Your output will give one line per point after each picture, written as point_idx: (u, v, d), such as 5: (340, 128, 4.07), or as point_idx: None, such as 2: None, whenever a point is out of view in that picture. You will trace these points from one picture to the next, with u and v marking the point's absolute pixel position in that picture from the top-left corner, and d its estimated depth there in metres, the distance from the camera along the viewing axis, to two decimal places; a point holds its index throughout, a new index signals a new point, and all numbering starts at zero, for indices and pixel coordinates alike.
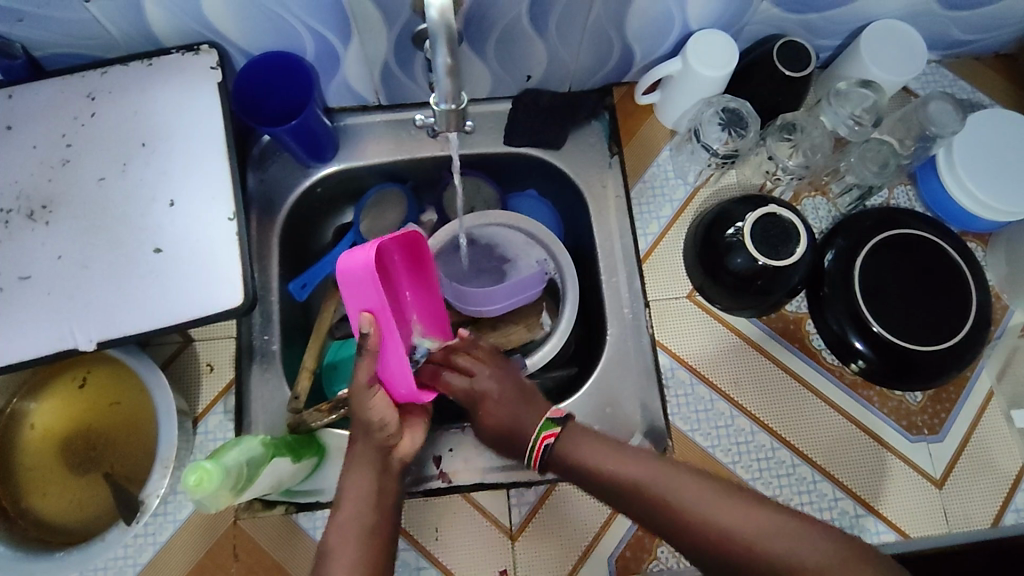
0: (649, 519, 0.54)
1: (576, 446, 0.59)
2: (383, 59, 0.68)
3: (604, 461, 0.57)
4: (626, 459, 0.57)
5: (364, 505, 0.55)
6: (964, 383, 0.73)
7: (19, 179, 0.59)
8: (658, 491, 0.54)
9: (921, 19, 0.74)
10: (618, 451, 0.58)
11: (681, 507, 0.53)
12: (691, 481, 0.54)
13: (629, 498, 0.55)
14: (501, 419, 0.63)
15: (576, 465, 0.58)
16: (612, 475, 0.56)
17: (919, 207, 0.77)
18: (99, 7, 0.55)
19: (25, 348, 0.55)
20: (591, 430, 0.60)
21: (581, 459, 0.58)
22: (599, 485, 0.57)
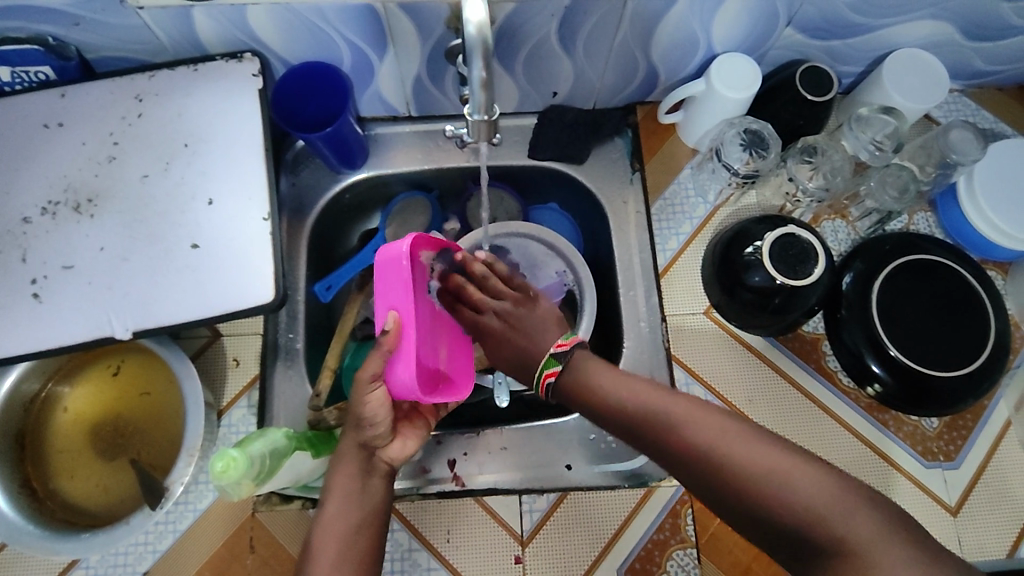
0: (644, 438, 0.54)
1: (591, 370, 0.58)
2: (416, 72, 0.71)
3: (620, 385, 0.56)
4: (637, 386, 0.56)
5: (345, 512, 0.57)
6: (981, 410, 0.73)
7: (67, 173, 0.62)
8: (661, 412, 0.53)
9: (944, 49, 0.75)
10: (619, 376, 0.57)
11: (681, 433, 0.52)
12: (695, 410, 0.53)
13: (639, 421, 0.54)
14: (519, 341, 0.62)
15: (582, 394, 0.57)
16: (616, 401, 0.55)
17: (940, 233, 0.78)
18: (151, 14, 0.58)
19: (65, 335, 0.57)
20: (602, 361, 0.59)
21: (593, 379, 0.57)
22: (610, 408, 0.56)
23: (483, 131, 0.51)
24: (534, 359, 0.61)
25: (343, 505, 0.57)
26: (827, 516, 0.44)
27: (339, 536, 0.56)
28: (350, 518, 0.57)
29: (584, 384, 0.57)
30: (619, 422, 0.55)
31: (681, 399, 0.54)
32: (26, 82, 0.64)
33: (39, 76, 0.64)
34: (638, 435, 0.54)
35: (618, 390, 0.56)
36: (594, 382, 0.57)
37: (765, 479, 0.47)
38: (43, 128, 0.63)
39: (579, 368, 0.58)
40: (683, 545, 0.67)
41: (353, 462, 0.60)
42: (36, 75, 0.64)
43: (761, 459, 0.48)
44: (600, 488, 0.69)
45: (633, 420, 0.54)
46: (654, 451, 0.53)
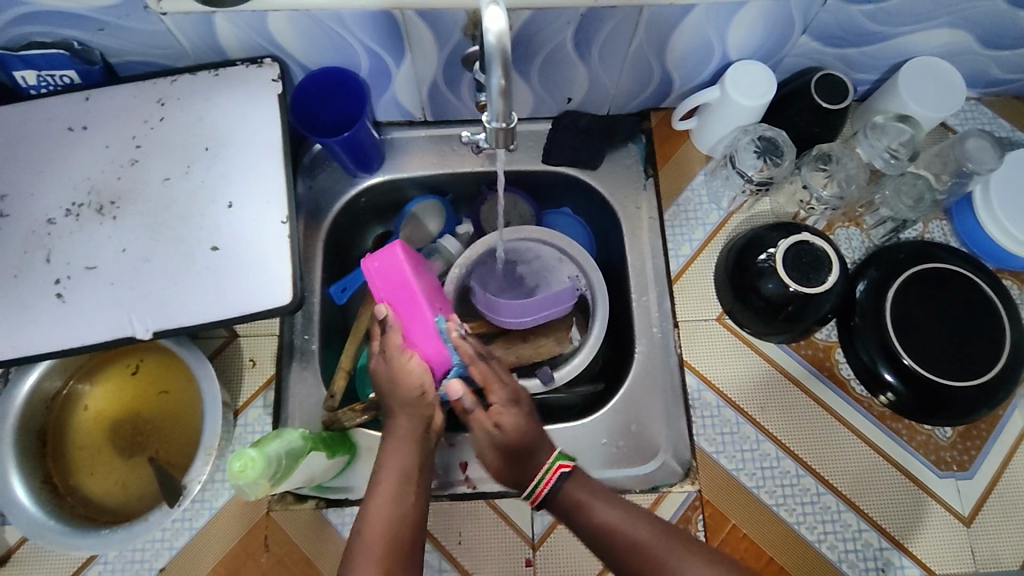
0: (618, 557, 0.59)
1: (587, 500, 0.62)
2: (432, 77, 0.72)
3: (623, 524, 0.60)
4: (622, 515, 0.61)
5: (397, 482, 0.60)
6: (995, 421, 0.73)
7: (91, 176, 0.63)
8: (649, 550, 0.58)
9: (960, 56, 0.75)
10: (604, 498, 0.62)
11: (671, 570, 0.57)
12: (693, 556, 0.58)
13: (629, 554, 0.59)
14: (521, 440, 0.66)
15: (568, 509, 0.62)
16: (602, 525, 0.60)
17: (954, 241, 0.77)
18: (174, 20, 0.60)
19: (87, 335, 0.58)
20: (590, 481, 0.63)
21: (599, 519, 0.60)
22: (617, 548, 0.59)
23: (500, 138, 0.52)
24: (538, 461, 0.64)
25: (395, 476, 0.60)
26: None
27: (390, 508, 0.58)
28: (399, 488, 0.60)
29: (587, 522, 0.61)
30: (610, 552, 0.60)
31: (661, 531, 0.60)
32: (50, 86, 0.65)
33: (63, 79, 0.65)
34: (626, 565, 0.59)
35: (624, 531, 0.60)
36: (603, 521, 0.60)
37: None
38: (67, 131, 0.64)
39: (580, 497, 0.62)
40: None
41: (405, 437, 0.64)
42: (61, 79, 0.65)
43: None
44: None
45: (627, 554, 0.59)
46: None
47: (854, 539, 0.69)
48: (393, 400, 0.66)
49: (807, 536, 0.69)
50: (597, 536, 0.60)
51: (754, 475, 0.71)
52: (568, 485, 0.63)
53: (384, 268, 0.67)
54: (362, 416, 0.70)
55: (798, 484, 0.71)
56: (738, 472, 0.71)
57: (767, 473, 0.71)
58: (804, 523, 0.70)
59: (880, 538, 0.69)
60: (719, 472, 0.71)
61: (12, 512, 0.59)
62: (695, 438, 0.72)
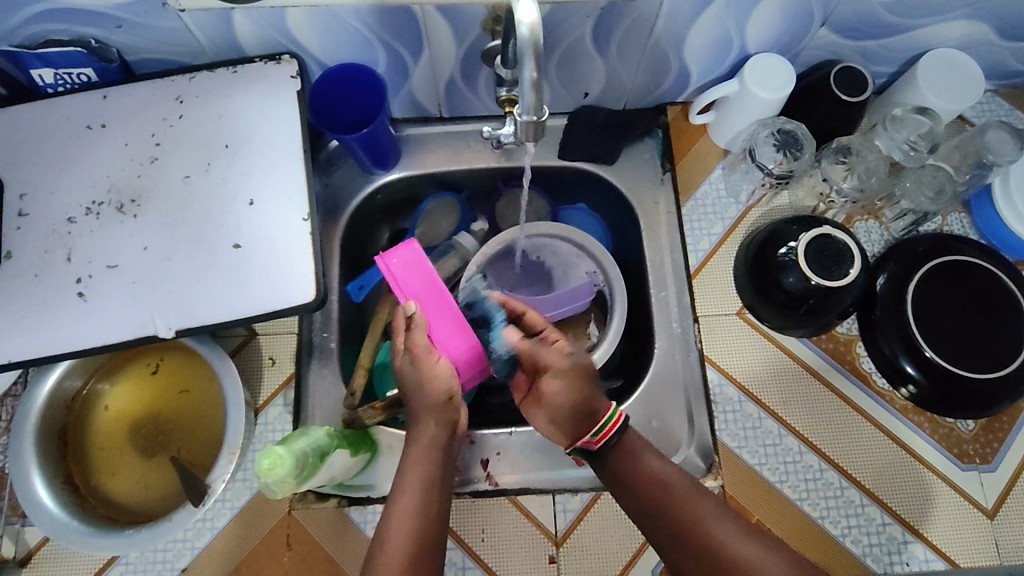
0: (654, 513, 0.57)
1: (643, 453, 0.60)
2: (450, 73, 0.72)
3: (667, 474, 0.58)
4: (671, 470, 0.59)
5: (420, 490, 0.57)
6: (1018, 413, 0.73)
7: (110, 174, 0.63)
8: (688, 508, 0.56)
9: (978, 48, 0.75)
10: (655, 453, 0.60)
11: (707, 531, 0.54)
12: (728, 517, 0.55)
13: (665, 507, 0.57)
14: (579, 397, 0.62)
15: (619, 460, 0.60)
16: (649, 475, 0.58)
17: (974, 234, 0.77)
18: (193, 16, 0.59)
19: (109, 333, 0.58)
20: (645, 440, 0.62)
21: (647, 464, 0.59)
22: (658, 500, 0.57)
23: (529, 132, 0.52)
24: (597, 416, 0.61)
25: (415, 493, 0.57)
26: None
27: (413, 517, 0.55)
28: (421, 502, 0.57)
29: (634, 461, 0.59)
30: (651, 503, 0.57)
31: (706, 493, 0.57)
32: (68, 84, 0.65)
33: (81, 77, 0.65)
34: (660, 520, 0.57)
35: (667, 479, 0.58)
36: (645, 470, 0.59)
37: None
38: (86, 129, 0.64)
39: (637, 450, 0.60)
40: None
41: (430, 442, 0.61)
42: (78, 77, 0.65)
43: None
44: None
45: (664, 507, 0.57)
46: (675, 546, 0.55)
47: (878, 532, 0.69)
48: (417, 403, 0.63)
49: (832, 531, 0.69)
50: (642, 486, 0.58)
51: (777, 470, 0.71)
52: (623, 438, 0.61)
53: (405, 263, 0.68)
54: (382, 414, 0.69)
55: (821, 478, 0.71)
56: (761, 466, 0.71)
57: (789, 467, 0.71)
58: (827, 518, 0.69)
59: (904, 531, 0.69)
60: (741, 467, 0.71)
61: (35, 513, 0.58)
62: (717, 433, 0.72)
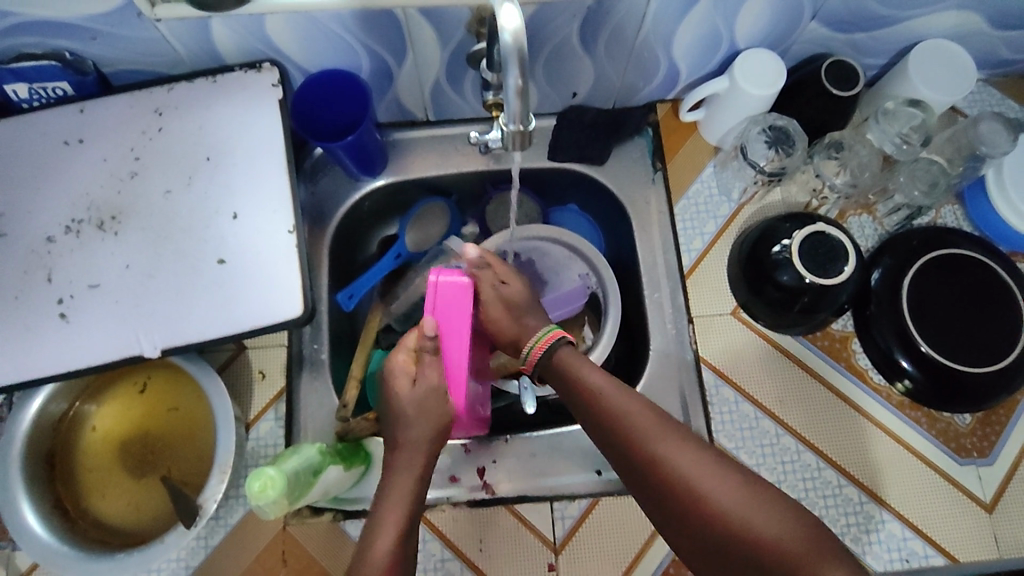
0: (592, 424, 0.60)
1: (579, 368, 0.62)
2: (435, 76, 0.70)
3: (619, 400, 0.58)
4: (612, 387, 0.60)
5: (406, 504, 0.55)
6: (1015, 406, 0.72)
7: (90, 191, 0.61)
8: (625, 414, 0.57)
9: (969, 38, 0.74)
10: (593, 367, 0.62)
11: (642, 441, 0.55)
12: (681, 442, 0.55)
13: (603, 420, 0.58)
14: (518, 322, 0.67)
15: (560, 374, 0.63)
16: (586, 386, 0.60)
17: (968, 226, 0.76)
18: (168, 26, 0.58)
19: (93, 355, 0.57)
20: (582, 354, 0.64)
21: (588, 384, 0.60)
22: (594, 413, 0.59)
23: (517, 140, 0.50)
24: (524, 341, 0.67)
25: (404, 505, 0.55)
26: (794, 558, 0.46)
27: (396, 530, 0.53)
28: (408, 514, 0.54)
29: (579, 382, 0.61)
30: (590, 415, 0.60)
31: (645, 402, 0.58)
32: (43, 98, 0.63)
33: (56, 91, 0.63)
34: (598, 428, 0.59)
35: (615, 406, 0.58)
36: (597, 395, 0.59)
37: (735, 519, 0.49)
38: (63, 145, 0.62)
39: (567, 360, 0.63)
40: None
41: (413, 461, 0.59)
42: (54, 91, 0.63)
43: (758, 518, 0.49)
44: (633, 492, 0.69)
45: (603, 422, 0.58)
46: (614, 450, 0.58)
47: (877, 530, 0.69)
48: (405, 418, 0.61)
49: (831, 530, 0.69)
50: (581, 395, 0.60)
51: (775, 469, 0.70)
52: (554, 356, 0.64)
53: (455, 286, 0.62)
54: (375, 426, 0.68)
55: (819, 476, 0.70)
56: (758, 466, 0.71)
57: (787, 466, 0.71)
58: (826, 516, 0.69)
59: (903, 528, 0.69)
60: None
61: (24, 540, 0.57)
62: (715, 434, 0.72)
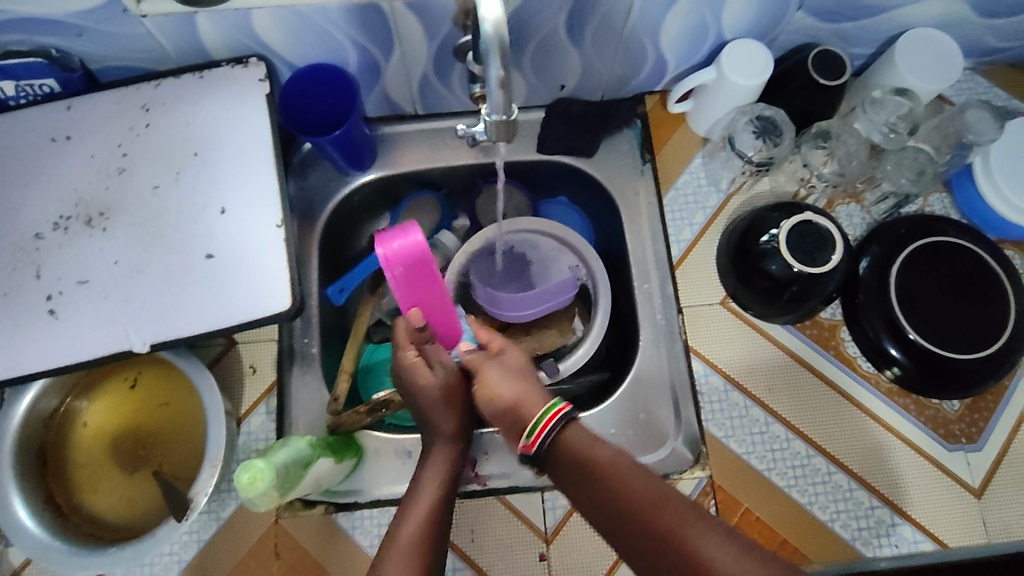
0: (615, 522, 0.50)
1: (592, 447, 0.53)
2: (422, 70, 0.71)
3: (630, 478, 0.51)
4: (631, 471, 0.51)
5: (435, 488, 0.60)
6: (1003, 392, 0.73)
7: (77, 187, 0.61)
8: (654, 511, 0.48)
9: (955, 27, 0.74)
10: (608, 449, 0.53)
11: (680, 539, 0.46)
12: (709, 531, 0.46)
13: (627, 512, 0.49)
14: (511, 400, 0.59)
15: (568, 456, 0.54)
16: (603, 474, 0.51)
17: (955, 214, 0.77)
18: (154, 22, 0.58)
19: (83, 351, 0.57)
20: (590, 430, 0.55)
21: (606, 472, 0.51)
22: (618, 509, 0.50)
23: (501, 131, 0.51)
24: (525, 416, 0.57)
25: (435, 489, 0.59)
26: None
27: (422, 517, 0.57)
28: (435, 505, 0.58)
29: (588, 471, 0.52)
30: (610, 509, 0.50)
31: (673, 497, 0.49)
32: (29, 95, 0.63)
33: (43, 88, 0.63)
34: (620, 524, 0.50)
35: (634, 497, 0.49)
36: (614, 484, 0.51)
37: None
38: (50, 142, 0.62)
39: (565, 440, 0.54)
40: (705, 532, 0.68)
41: (444, 449, 0.63)
42: (41, 88, 0.63)
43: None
44: None
45: (628, 515, 0.49)
46: (643, 556, 0.48)
47: (866, 516, 0.69)
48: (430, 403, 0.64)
49: (820, 516, 0.69)
50: (599, 484, 0.51)
51: (765, 458, 0.71)
52: (558, 438, 0.55)
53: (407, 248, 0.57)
54: (366, 418, 0.68)
55: (809, 464, 0.71)
56: (748, 455, 0.71)
57: (777, 455, 0.71)
58: (816, 503, 0.70)
59: (893, 514, 0.69)
60: (729, 457, 0.71)
61: (16, 536, 0.57)
62: (704, 424, 0.72)
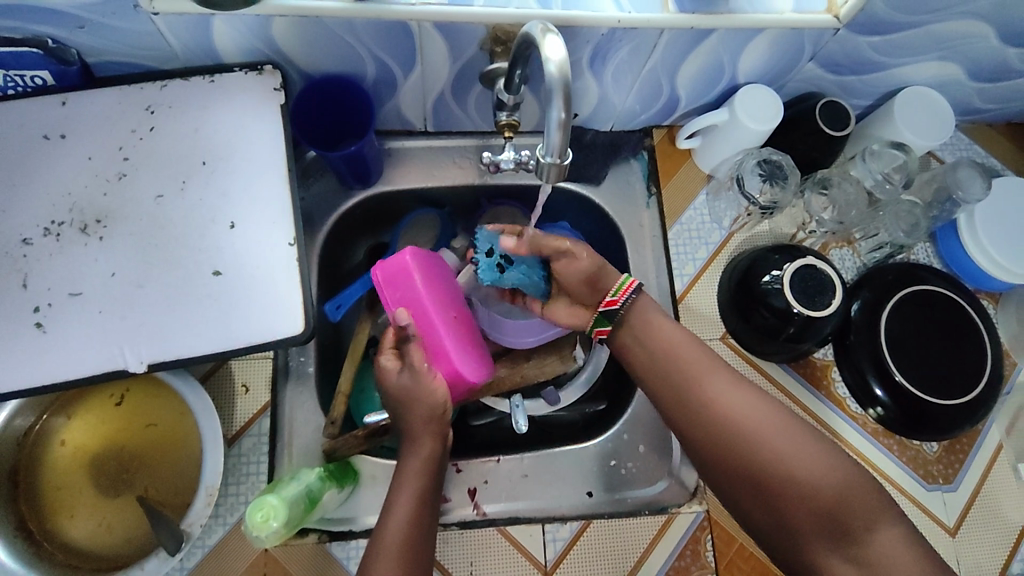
0: (659, 378, 0.63)
1: (654, 323, 0.65)
2: (440, 89, 0.69)
3: (680, 347, 0.63)
4: (683, 341, 0.63)
5: (417, 488, 0.59)
6: (976, 435, 0.77)
7: (72, 192, 0.57)
8: (694, 374, 0.61)
9: (947, 87, 0.78)
10: (664, 324, 0.64)
11: (710, 397, 0.59)
12: (766, 412, 0.57)
13: (673, 376, 0.62)
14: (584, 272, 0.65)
15: (627, 330, 0.66)
16: (659, 346, 0.63)
17: (937, 263, 0.81)
18: (166, 20, 0.54)
19: (71, 370, 0.52)
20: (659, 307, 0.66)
21: (660, 342, 0.63)
22: (663, 371, 0.62)
23: (554, 175, 0.47)
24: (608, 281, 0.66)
25: (416, 488, 0.59)
26: (857, 511, 0.52)
27: (409, 513, 0.57)
28: (418, 504, 0.58)
29: (653, 346, 0.64)
30: (659, 371, 0.63)
31: (711, 359, 0.62)
32: (19, 87, 0.58)
33: (35, 80, 0.58)
34: (666, 379, 0.62)
35: (710, 383, 0.60)
36: (684, 370, 0.61)
37: (817, 487, 0.53)
38: (43, 140, 0.58)
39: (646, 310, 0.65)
40: (703, 571, 0.67)
41: (426, 458, 0.61)
42: (32, 80, 0.58)
43: (829, 482, 0.53)
44: (621, 514, 0.70)
45: (674, 376, 0.62)
46: (676, 405, 0.61)
47: None
48: (409, 414, 0.62)
49: None
50: (654, 354, 0.63)
51: None
52: (638, 302, 0.66)
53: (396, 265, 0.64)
54: (365, 442, 0.67)
55: None
56: None
57: None
58: None
59: None
60: None
61: None
62: None
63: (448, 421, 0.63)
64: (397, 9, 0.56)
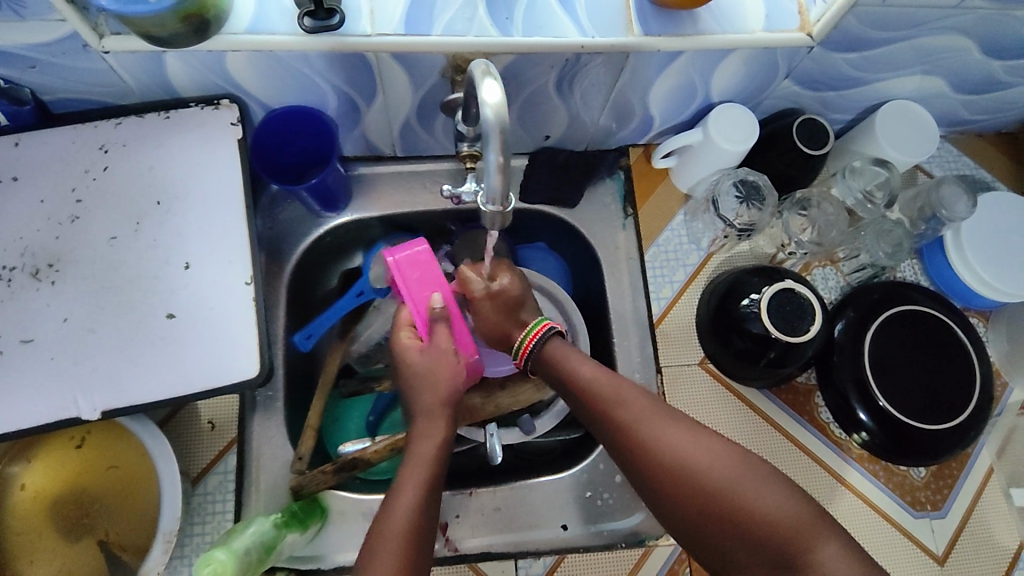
0: (586, 413, 0.60)
1: (571, 359, 0.62)
2: (404, 116, 0.68)
3: (602, 382, 0.60)
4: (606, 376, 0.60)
5: (426, 468, 0.58)
6: (966, 459, 0.75)
7: (25, 235, 0.56)
8: (623, 410, 0.57)
9: (932, 99, 0.76)
10: (585, 357, 0.62)
11: (642, 434, 0.55)
12: (697, 443, 0.54)
13: (600, 413, 0.58)
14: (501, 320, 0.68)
15: (550, 364, 0.63)
16: (580, 381, 0.60)
17: (925, 281, 0.79)
18: (118, 58, 0.53)
19: (21, 419, 0.52)
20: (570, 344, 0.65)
21: (581, 376, 0.60)
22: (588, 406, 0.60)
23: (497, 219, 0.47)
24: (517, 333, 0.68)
25: (427, 466, 0.58)
26: (807, 538, 0.49)
27: (415, 495, 0.55)
28: (427, 485, 0.56)
29: (574, 379, 0.61)
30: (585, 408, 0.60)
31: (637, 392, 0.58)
32: None
33: None
34: (592, 415, 0.59)
35: (639, 420, 0.56)
36: (611, 405, 0.58)
37: (766, 516, 0.50)
38: None
39: (560, 354, 0.63)
40: None
41: (435, 439, 0.61)
42: None
43: (777, 511, 0.50)
44: (597, 549, 0.68)
45: (602, 413, 0.58)
46: (611, 444, 0.57)
47: None
48: (421, 398, 0.63)
49: None
50: (578, 389, 0.60)
51: None
52: (546, 349, 0.64)
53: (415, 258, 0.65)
54: (334, 478, 0.65)
55: None
56: None
57: None
58: None
59: None
60: None
61: None
62: None
63: (457, 407, 0.64)
64: (350, 41, 0.55)
